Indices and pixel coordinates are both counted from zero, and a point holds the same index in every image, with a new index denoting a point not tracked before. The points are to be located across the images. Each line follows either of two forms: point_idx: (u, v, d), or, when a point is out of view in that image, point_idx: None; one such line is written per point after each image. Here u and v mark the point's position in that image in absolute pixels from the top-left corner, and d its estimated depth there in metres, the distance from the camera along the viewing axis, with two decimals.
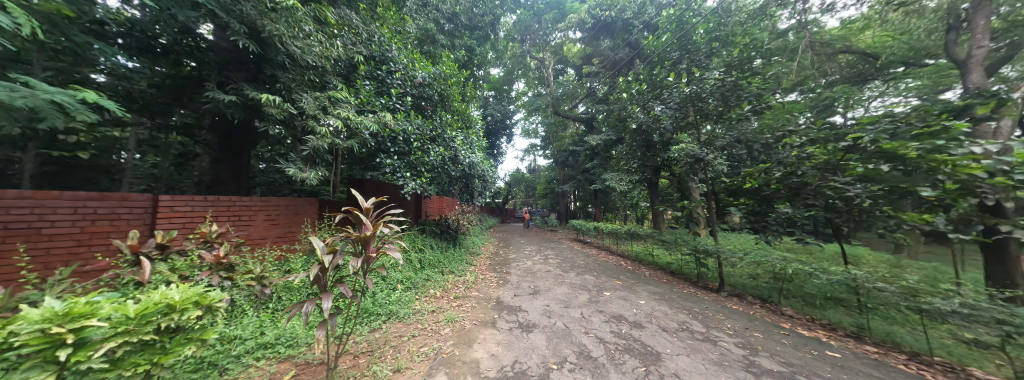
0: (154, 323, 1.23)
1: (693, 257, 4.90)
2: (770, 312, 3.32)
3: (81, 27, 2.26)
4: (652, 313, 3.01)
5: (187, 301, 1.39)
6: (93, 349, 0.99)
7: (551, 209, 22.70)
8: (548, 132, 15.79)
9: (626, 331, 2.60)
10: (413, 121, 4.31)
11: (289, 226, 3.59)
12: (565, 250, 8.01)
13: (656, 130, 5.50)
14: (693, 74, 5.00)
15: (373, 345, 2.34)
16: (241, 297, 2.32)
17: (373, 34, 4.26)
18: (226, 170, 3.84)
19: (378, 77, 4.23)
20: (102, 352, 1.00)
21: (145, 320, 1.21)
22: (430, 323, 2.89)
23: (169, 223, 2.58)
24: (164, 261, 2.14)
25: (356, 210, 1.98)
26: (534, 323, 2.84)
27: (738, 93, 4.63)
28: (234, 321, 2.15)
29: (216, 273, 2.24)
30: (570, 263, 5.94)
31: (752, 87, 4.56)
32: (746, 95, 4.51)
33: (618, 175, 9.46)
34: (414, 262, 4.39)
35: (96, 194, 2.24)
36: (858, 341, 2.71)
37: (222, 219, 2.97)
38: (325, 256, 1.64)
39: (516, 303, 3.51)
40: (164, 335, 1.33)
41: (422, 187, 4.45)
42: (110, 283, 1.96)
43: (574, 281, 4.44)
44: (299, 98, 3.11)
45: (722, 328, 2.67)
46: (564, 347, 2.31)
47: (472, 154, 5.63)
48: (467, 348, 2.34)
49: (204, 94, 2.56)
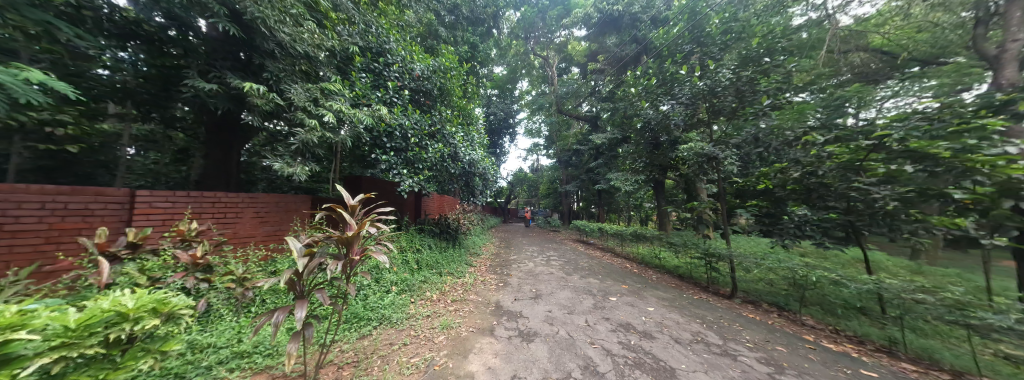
0: (101, 335, 1.02)
1: (703, 261, 4.66)
2: (789, 322, 3.08)
3: (53, 10, 2.12)
4: (662, 322, 2.78)
5: (142, 309, 1.19)
6: (20, 367, 0.80)
7: (553, 208, 22.52)
8: (551, 131, 15.58)
9: (636, 342, 2.38)
10: (411, 116, 4.13)
11: (279, 224, 3.43)
12: (568, 251, 7.80)
13: (666, 128, 5.25)
14: (706, 67, 4.71)
15: (360, 355, 2.16)
16: (218, 300, 2.15)
17: (369, 24, 4.07)
18: (215, 164, 3.62)
19: (375, 69, 4.03)
20: (31, 371, 0.81)
21: (89, 332, 1.00)
22: (424, 330, 2.71)
23: (146, 220, 2.42)
24: (135, 261, 1.98)
25: (340, 207, 1.78)
26: (535, 331, 2.64)
27: (754, 88, 4.38)
28: (208, 328, 1.97)
29: (192, 274, 2.10)
30: (573, 265, 5.74)
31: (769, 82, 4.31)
32: (763, 90, 4.26)
33: (624, 175, 9.22)
34: (412, 263, 4.22)
35: (66, 188, 2.08)
36: (892, 357, 2.45)
37: (206, 215, 2.81)
38: (300, 259, 1.47)
39: (517, 308, 3.31)
40: (114, 347, 1.13)
41: (420, 185, 4.27)
42: (73, 285, 1.80)
43: (578, 284, 4.24)
44: (288, 89, 2.93)
45: (740, 340, 2.45)
46: (568, 360, 2.10)
47: (473, 151, 5.44)
48: (462, 359, 2.15)
49: (183, 82, 2.37)
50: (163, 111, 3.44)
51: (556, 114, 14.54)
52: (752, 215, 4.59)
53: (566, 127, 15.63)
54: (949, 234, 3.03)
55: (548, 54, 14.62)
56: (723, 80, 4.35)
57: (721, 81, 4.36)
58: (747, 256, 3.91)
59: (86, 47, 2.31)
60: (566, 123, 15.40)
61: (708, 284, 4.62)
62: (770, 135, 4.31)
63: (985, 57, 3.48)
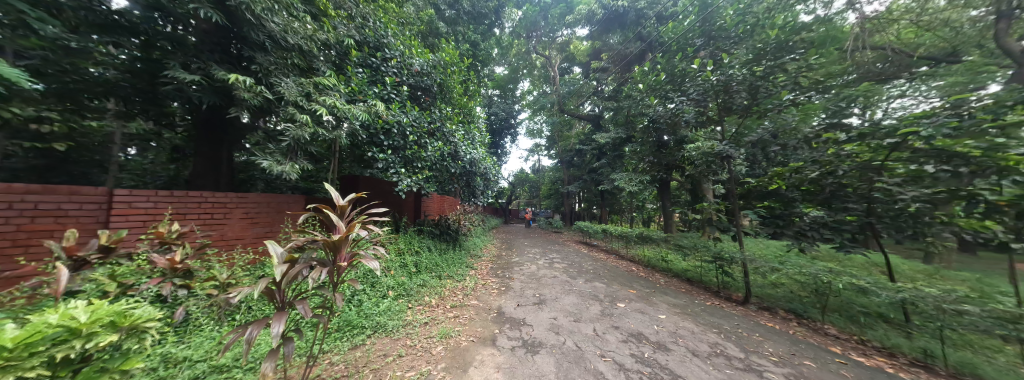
0: (45, 355, 0.82)
1: (714, 265, 4.46)
2: (811, 332, 2.88)
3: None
4: (677, 332, 2.59)
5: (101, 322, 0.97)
6: None
7: (554, 209, 22.35)
8: (554, 131, 15.42)
9: (650, 355, 2.19)
10: (409, 112, 3.98)
11: (270, 225, 3.27)
12: (572, 253, 7.60)
13: (675, 126, 5.03)
14: (719, 62, 4.48)
15: (350, 368, 1.98)
16: (198, 309, 1.99)
17: (366, 18, 3.92)
18: (205, 162, 3.47)
19: (372, 64, 3.87)
20: None
21: (28, 352, 0.80)
22: (420, 339, 2.53)
23: (125, 221, 2.25)
24: (105, 267, 1.81)
25: (328, 207, 1.57)
26: (540, 341, 2.46)
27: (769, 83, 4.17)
28: (185, 340, 1.81)
29: (169, 280, 1.94)
30: (577, 268, 5.55)
31: (785, 77, 4.10)
32: (778, 86, 4.05)
33: (628, 175, 9.04)
34: (410, 266, 4.06)
35: (36, 187, 1.92)
36: (930, 372, 2.24)
37: (190, 216, 2.65)
38: (279, 266, 1.28)
39: (520, 314, 3.13)
40: (63, 371, 0.91)
41: (418, 185, 4.10)
42: (37, 293, 1.63)
43: (583, 289, 4.05)
44: (278, 82, 2.77)
45: (763, 353, 2.26)
46: (578, 375, 1.91)
47: (474, 150, 5.27)
48: (461, 374, 1.97)
49: (162, 73, 2.21)
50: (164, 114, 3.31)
51: (559, 114, 14.35)
52: (761, 217, 4.41)
53: (568, 128, 15.44)
54: (981, 237, 2.84)
55: (550, 53, 14.45)
56: (737, 75, 4.13)
57: (734, 77, 4.17)
58: (763, 261, 3.71)
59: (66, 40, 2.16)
60: (568, 123, 15.23)
61: (719, 289, 4.42)
62: (785, 134, 4.12)
63: (1011, 51, 3.30)
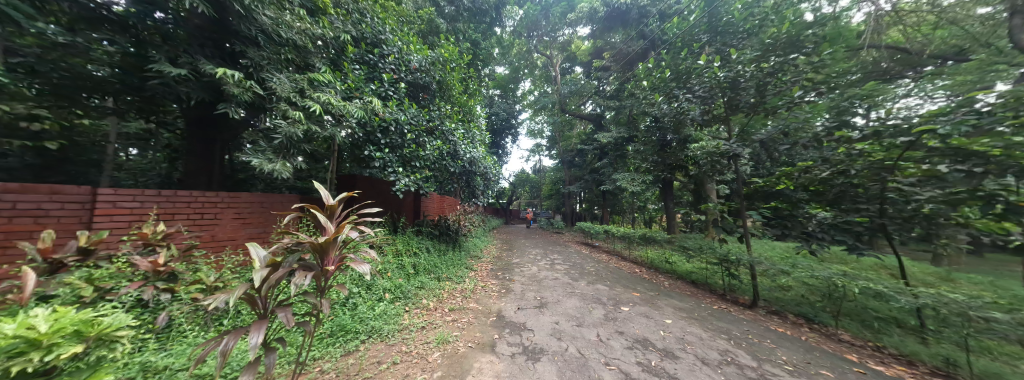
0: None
1: (720, 268, 4.34)
2: (825, 338, 2.76)
3: None
4: (684, 338, 2.48)
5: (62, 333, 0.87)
6: None
7: (555, 209, 22.25)
8: (555, 131, 15.31)
9: (657, 363, 2.08)
10: (408, 110, 3.88)
11: (263, 226, 3.18)
12: (573, 254, 7.49)
13: (680, 124, 4.90)
14: (725, 58, 4.35)
15: (341, 376, 1.88)
16: (182, 314, 1.90)
17: (363, 13, 3.82)
18: (197, 160, 3.38)
19: (369, 61, 3.77)
20: None
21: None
22: (417, 345, 2.42)
23: (109, 221, 2.16)
24: (83, 269, 1.72)
25: (316, 206, 1.47)
26: (541, 348, 2.35)
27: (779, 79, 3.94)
28: (167, 347, 1.71)
29: (151, 284, 1.84)
30: (579, 270, 5.44)
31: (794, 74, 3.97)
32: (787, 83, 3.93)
33: (630, 175, 8.92)
34: (408, 267, 3.96)
35: (13, 186, 1.81)
36: None
37: (179, 216, 2.56)
38: (259, 271, 1.18)
39: (520, 318, 3.02)
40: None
41: (416, 184, 4.01)
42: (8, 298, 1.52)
43: (586, 291, 3.94)
44: (270, 78, 2.68)
45: (777, 362, 2.14)
46: None
47: (474, 149, 5.18)
48: None
49: (148, 67, 2.12)
50: (160, 113, 3.23)
51: (560, 113, 14.23)
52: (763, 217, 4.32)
53: (569, 128, 15.33)
54: (1003, 239, 2.71)
55: (551, 53, 14.32)
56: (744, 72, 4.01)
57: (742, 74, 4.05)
58: (772, 263, 3.58)
59: (52, 33, 2.07)
60: (569, 123, 15.13)
61: (725, 292, 4.29)
62: (794, 132, 4.00)
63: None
